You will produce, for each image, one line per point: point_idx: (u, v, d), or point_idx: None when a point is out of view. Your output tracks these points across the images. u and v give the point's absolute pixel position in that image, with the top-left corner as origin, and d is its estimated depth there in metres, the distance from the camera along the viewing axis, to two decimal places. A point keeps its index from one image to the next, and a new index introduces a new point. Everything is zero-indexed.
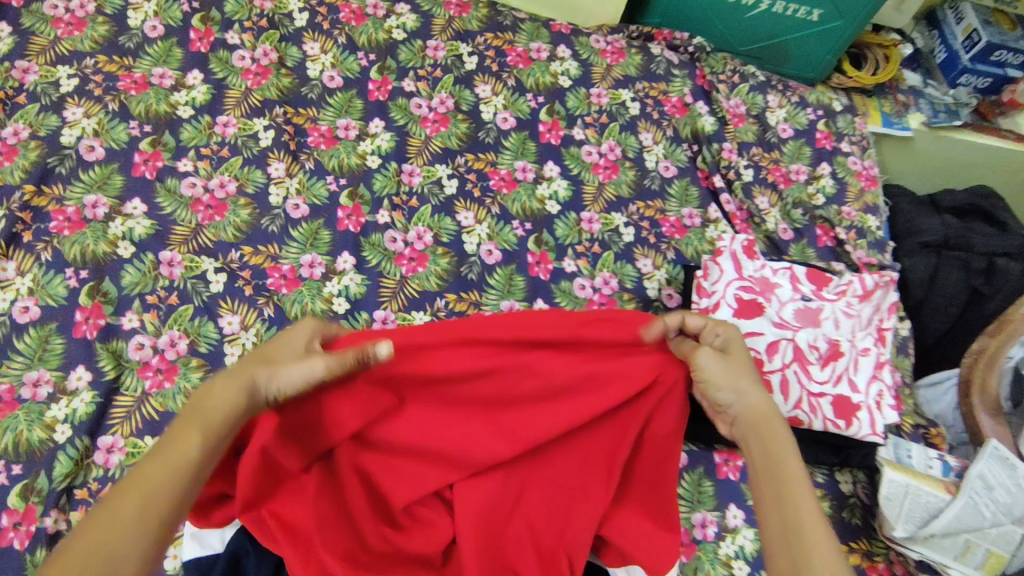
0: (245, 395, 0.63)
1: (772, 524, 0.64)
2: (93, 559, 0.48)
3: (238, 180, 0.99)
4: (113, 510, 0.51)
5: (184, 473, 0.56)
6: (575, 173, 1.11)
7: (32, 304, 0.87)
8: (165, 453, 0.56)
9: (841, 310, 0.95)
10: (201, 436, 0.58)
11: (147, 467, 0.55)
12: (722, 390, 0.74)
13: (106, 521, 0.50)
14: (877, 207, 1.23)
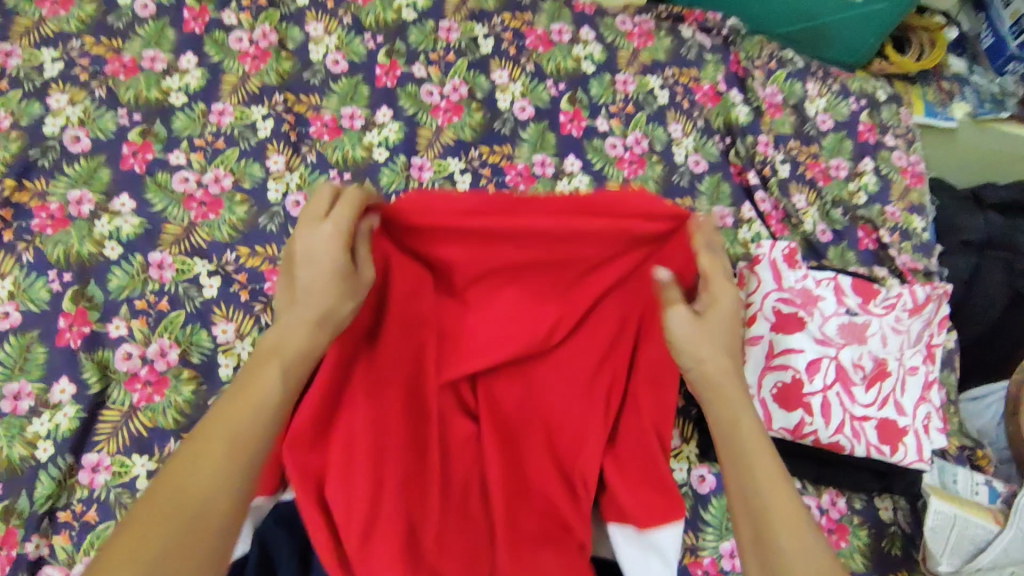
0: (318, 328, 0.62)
1: (736, 490, 0.61)
2: (178, 494, 0.51)
3: (235, 175, 0.92)
4: (201, 459, 0.52)
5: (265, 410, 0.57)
6: (598, 168, 1.03)
7: (13, 310, 0.81)
8: (247, 389, 0.57)
9: (889, 326, 0.87)
10: (280, 371, 0.59)
11: (225, 413, 0.55)
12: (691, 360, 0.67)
13: (191, 451, 0.53)
14: (923, 206, 1.13)
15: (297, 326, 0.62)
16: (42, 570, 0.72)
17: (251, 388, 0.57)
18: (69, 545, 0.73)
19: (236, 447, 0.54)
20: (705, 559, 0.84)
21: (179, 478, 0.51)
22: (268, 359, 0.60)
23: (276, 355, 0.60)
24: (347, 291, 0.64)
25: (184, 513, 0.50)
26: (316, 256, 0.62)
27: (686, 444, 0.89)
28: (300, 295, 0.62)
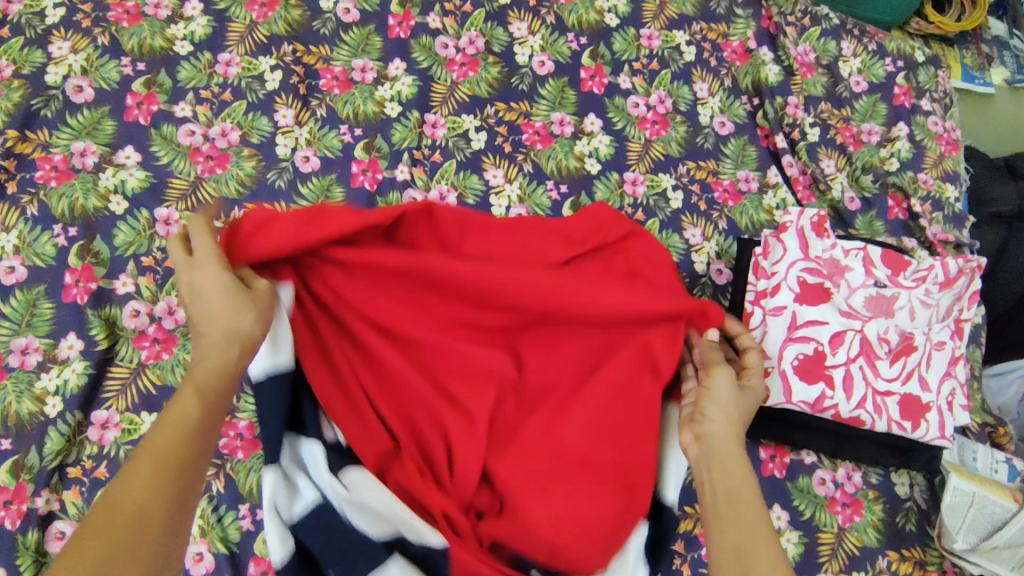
0: (233, 348, 0.60)
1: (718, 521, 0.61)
2: (113, 524, 0.48)
3: (242, 129, 0.89)
4: (128, 479, 0.51)
5: (190, 436, 0.54)
6: (619, 128, 0.99)
7: (18, 265, 0.79)
8: (168, 420, 0.54)
9: (919, 299, 0.83)
10: (197, 397, 0.56)
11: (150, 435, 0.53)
12: (711, 406, 0.69)
13: (119, 489, 0.50)
14: (956, 174, 1.09)
15: (208, 347, 0.59)
16: (52, 525, 0.72)
17: (171, 410, 0.55)
18: (80, 500, 0.73)
19: (163, 464, 0.52)
20: None
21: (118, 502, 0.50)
22: (189, 384, 0.57)
23: (195, 374, 0.58)
24: (244, 299, 0.61)
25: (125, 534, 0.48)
26: (206, 281, 0.61)
27: None
28: (201, 322, 0.60)
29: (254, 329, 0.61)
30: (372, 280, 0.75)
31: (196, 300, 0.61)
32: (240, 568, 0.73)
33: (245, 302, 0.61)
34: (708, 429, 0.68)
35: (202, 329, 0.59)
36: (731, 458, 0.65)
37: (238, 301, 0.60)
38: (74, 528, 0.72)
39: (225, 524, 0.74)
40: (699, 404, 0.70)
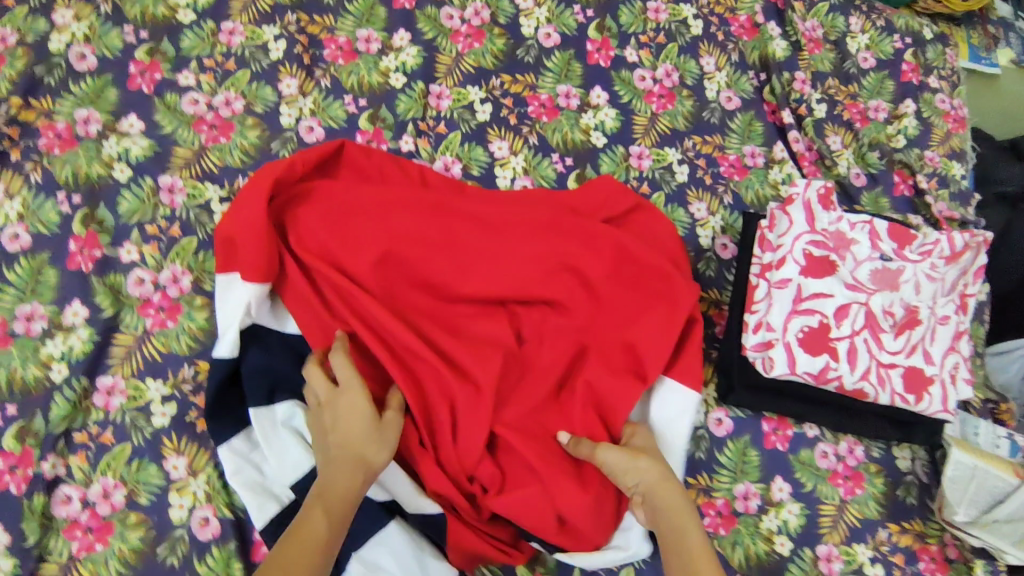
0: (357, 469, 0.65)
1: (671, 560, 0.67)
2: None
3: (246, 98, 0.88)
4: None
5: (320, 553, 0.59)
6: (626, 101, 0.98)
7: (22, 232, 0.79)
8: (298, 536, 0.59)
9: (924, 273, 0.84)
10: (324, 511, 0.62)
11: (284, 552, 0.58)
12: (623, 476, 0.71)
13: None
14: (963, 152, 1.08)
15: (342, 468, 0.64)
16: (58, 489, 0.72)
17: (303, 526, 0.60)
18: (86, 465, 0.73)
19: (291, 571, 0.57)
20: (718, 500, 0.83)
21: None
22: (315, 500, 0.62)
23: (328, 494, 0.63)
24: (376, 437, 0.67)
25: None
26: (347, 414, 0.67)
27: (706, 386, 0.88)
28: (335, 451, 0.66)
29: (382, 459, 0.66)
30: (374, 252, 0.76)
31: (332, 423, 0.68)
32: (245, 533, 0.74)
33: (375, 436, 0.67)
34: (646, 489, 0.70)
35: (335, 461, 0.65)
36: (672, 513, 0.68)
37: (369, 435, 0.66)
38: (80, 493, 0.72)
39: (231, 490, 0.75)
40: (619, 477, 0.71)
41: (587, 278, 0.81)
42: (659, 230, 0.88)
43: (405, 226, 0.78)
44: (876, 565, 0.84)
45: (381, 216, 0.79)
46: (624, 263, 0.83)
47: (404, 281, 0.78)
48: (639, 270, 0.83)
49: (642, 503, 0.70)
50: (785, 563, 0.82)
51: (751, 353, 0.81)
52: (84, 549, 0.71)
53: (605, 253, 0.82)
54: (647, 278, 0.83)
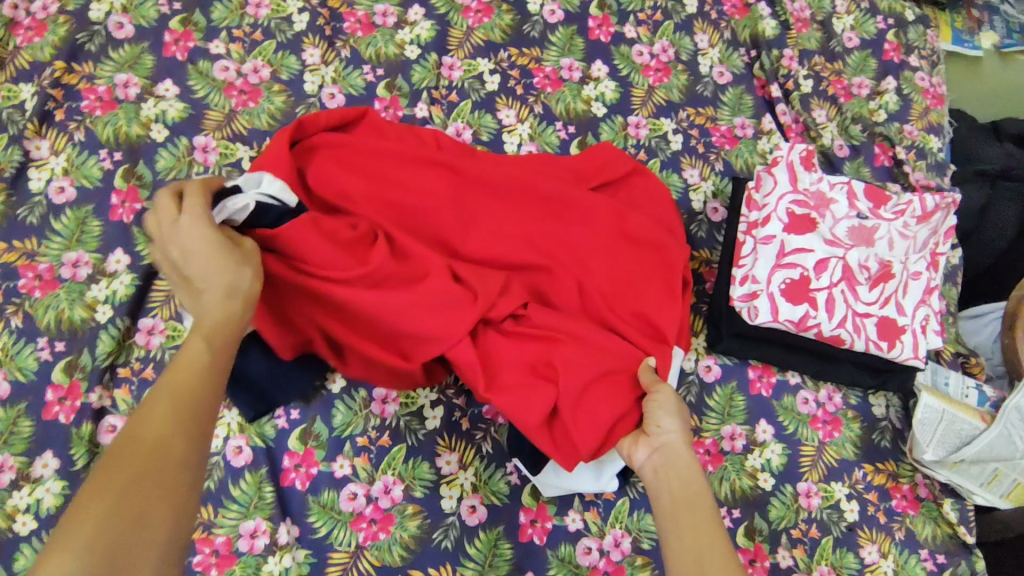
0: (227, 292, 0.59)
1: (672, 509, 0.66)
2: (133, 491, 0.47)
3: (272, 66, 0.95)
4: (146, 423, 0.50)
5: (201, 378, 0.55)
6: (624, 75, 1.05)
7: (68, 185, 0.85)
8: (177, 367, 0.55)
9: (897, 230, 0.91)
10: (204, 342, 0.57)
11: (165, 382, 0.53)
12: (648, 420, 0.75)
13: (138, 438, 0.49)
14: (941, 127, 1.15)
15: (207, 298, 0.59)
16: (104, 419, 0.78)
17: (183, 356, 0.56)
18: (129, 398, 0.80)
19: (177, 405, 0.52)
20: (707, 440, 0.90)
21: (136, 435, 0.49)
22: (194, 333, 0.57)
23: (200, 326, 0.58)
24: (239, 255, 0.61)
25: (142, 459, 0.48)
26: (196, 238, 0.59)
27: (695, 337, 0.96)
28: (200, 282, 0.59)
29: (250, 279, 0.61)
30: (391, 202, 0.82)
31: (191, 249, 0.59)
32: (274, 461, 0.80)
33: (238, 256, 0.61)
34: (664, 438, 0.73)
35: (202, 286, 0.59)
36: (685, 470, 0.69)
37: (228, 254, 0.60)
38: (124, 423, 0.79)
39: (261, 422, 0.82)
40: (650, 413, 0.75)
41: (589, 242, 0.86)
42: (660, 199, 0.94)
43: (416, 186, 0.84)
44: (852, 501, 0.91)
45: (394, 177, 0.84)
46: (625, 232, 0.88)
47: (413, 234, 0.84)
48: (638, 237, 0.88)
49: (658, 447, 0.73)
50: (768, 497, 0.89)
51: (738, 303, 0.88)
52: None
53: (603, 223, 0.87)
54: (643, 244, 0.88)
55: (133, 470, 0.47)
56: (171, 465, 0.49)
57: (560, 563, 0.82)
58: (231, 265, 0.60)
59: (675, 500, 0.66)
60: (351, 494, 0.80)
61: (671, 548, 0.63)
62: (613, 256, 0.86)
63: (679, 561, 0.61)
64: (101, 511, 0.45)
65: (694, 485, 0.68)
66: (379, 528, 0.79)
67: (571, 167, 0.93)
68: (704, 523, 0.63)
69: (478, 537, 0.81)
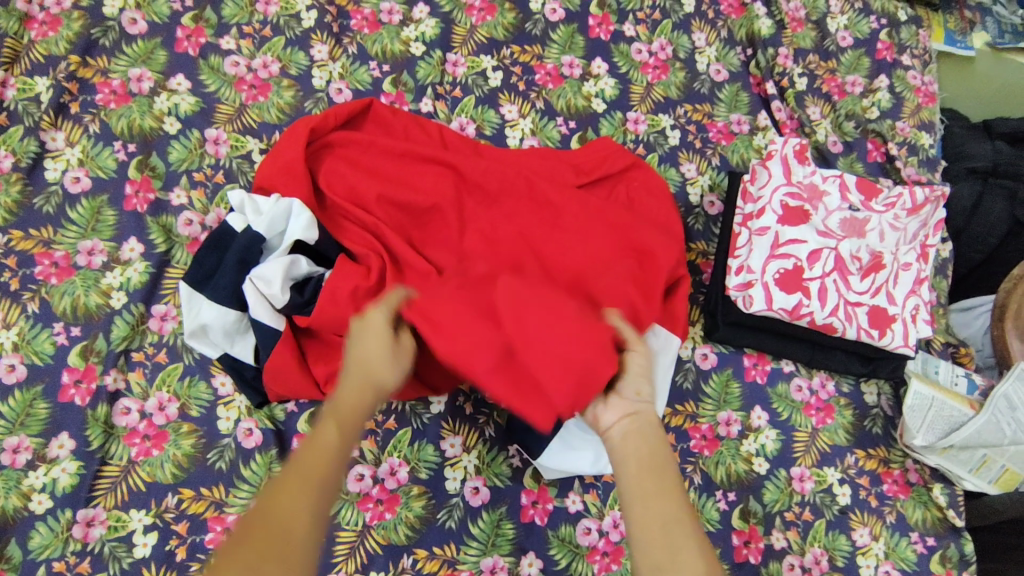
0: (370, 392, 0.65)
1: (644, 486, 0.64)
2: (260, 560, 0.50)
3: (281, 62, 0.98)
4: (280, 502, 0.55)
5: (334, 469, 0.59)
6: (624, 72, 1.08)
7: (83, 176, 0.88)
8: (313, 449, 0.59)
9: (888, 222, 0.93)
10: (337, 430, 0.61)
11: (300, 466, 0.57)
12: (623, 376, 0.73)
13: (273, 515, 0.54)
14: (932, 124, 1.18)
15: (351, 386, 0.64)
16: (118, 401, 0.81)
17: (315, 442, 0.59)
18: (143, 381, 0.82)
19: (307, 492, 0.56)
20: (703, 425, 0.93)
21: (268, 520, 0.53)
22: (330, 418, 0.62)
23: (337, 412, 0.62)
24: (390, 360, 0.67)
25: (270, 552, 0.51)
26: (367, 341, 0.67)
27: (692, 326, 0.98)
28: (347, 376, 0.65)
29: (393, 381, 0.67)
30: (388, 194, 0.86)
31: (362, 347, 0.67)
32: (285, 442, 0.83)
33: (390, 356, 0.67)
34: (638, 407, 0.71)
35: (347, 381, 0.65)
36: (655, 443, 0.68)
37: (384, 358, 0.66)
38: (138, 405, 0.81)
39: (271, 406, 0.84)
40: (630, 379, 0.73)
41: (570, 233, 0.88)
42: (661, 198, 0.97)
43: (417, 186, 0.88)
44: (844, 485, 0.94)
45: (398, 173, 0.88)
46: (613, 234, 0.89)
47: (413, 230, 0.87)
48: (625, 240, 0.89)
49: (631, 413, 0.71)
50: (762, 481, 0.92)
51: (734, 292, 0.91)
52: (142, 454, 0.79)
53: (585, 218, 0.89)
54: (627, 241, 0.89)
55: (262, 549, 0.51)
56: (298, 563, 0.52)
57: (560, 543, 0.84)
58: (379, 361, 0.66)
59: (644, 475, 0.65)
60: (358, 475, 0.82)
61: (639, 529, 0.62)
62: (599, 255, 0.87)
63: (651, 539, 0.61)
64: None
65: (663, 462, 0.67)
66: (385, 508, 0.82)
67: (571, 164, 0.96)
68: (676, 508, 0.63)
69: (481, 517, 0.83)
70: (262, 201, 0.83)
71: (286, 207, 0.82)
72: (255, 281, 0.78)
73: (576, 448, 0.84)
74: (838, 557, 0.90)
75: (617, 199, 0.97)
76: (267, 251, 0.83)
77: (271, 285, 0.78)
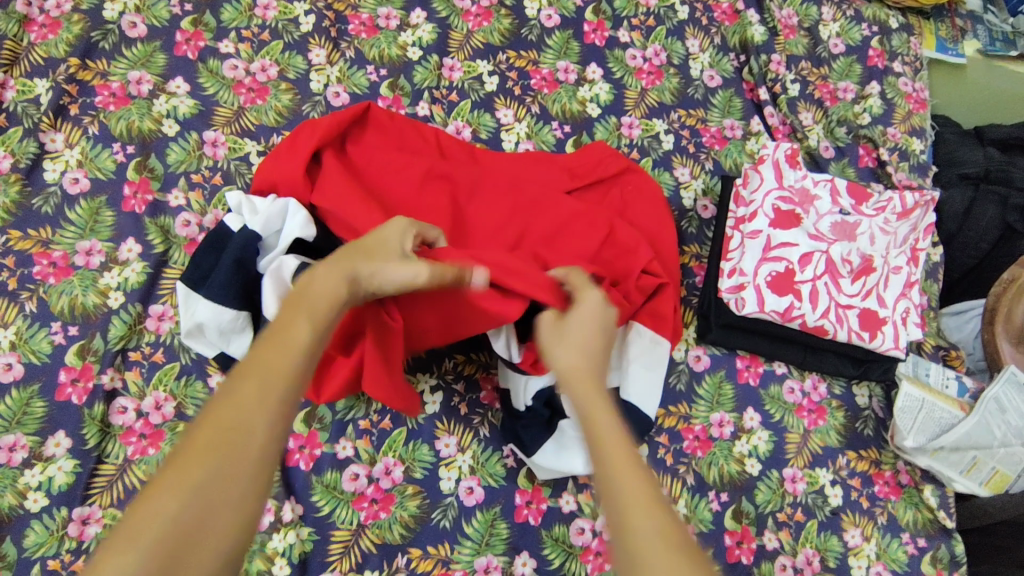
0: (347, 283, 0.65)
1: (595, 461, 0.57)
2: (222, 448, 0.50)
3: (280, 65, 0.99)
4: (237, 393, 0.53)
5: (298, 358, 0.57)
6: (618, 77, 1.09)
7: (82, 177, 0.89)
8: (278, 341, 0.58)
9: (879, 226, 0.94)
10: (308, 324, 0.60)
11: (261, 359, 0.56)
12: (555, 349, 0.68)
13: (228, 406, 0.52)
14: (923, 130, 1.20)
15: (330, 278, 0.65)
16: (115, 400, 0.81)
17: (283, 335, 0.59)
18: (140, 380, 0.82)
19: (273, 389, 0.54)
20: (696, 426, 0.93)
21: (224, 415, 0.51)
22: (301, 310, 0.61)
23: (309, 306, 0.62)
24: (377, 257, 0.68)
25: (227, 454, 0.50)
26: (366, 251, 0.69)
27: (685, 328, 0.99)
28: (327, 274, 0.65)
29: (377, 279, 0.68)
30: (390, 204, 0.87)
31: (379, 248, 0.70)
32: None
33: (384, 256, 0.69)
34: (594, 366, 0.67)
35: (327, 275, 0.65)
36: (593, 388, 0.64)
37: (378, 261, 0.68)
38: (135, 404, 0.81)
39: None
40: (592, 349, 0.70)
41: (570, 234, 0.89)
42: (657, 205, 0.98)
43: (415, 194, 0.89)
44: (836, 486, 0.95)
45: (397, 176, 0.89)
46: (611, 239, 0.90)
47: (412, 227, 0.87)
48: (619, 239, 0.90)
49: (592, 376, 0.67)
50: (754, 482, 0.92)
51: (726, 294, 0.92)
52: (138, 453, 0.79)
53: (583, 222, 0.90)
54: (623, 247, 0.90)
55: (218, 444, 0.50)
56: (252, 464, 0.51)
57: (554, 543, 0.85)
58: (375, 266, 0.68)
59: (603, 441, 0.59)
60: (353, 475, 0.83)
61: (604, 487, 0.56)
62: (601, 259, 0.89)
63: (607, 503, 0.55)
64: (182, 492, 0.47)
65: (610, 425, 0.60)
66: (379, 508, 0.82)
67: (565, 168, 0.98)
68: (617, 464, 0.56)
69: (475, 516, 0.84)
70: (259, 201, 0.84)
71: (282, 208, 0.83)
72: (279, 269, 0.78)
73: (568, 449, 0.85)
74: (830, 558, 0.91)
75: (611, 202, 0.98)
76: (264, 252, 0.83)
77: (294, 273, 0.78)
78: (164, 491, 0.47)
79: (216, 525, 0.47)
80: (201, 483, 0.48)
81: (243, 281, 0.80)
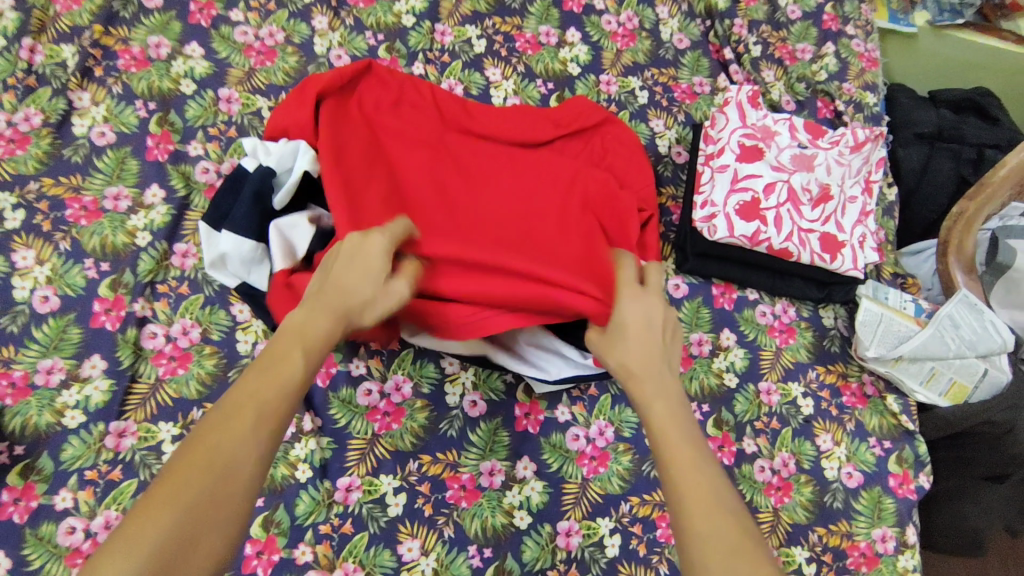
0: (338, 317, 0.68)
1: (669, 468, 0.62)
2: (209, 472, 0.52)
3: (286, 32, 1.08)
4: (231, 422, 0.55)
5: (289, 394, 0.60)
6: (595, 40, 1.19)
7: (108, 131, 0.96)
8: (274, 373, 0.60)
9: (833, 158, 1.05)
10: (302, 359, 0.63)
11: (255, 388, 0.58)
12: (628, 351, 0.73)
13: (221, 431, 0.55)
14: (875, 85, 1.31)
15: (323, 307, 0.67)
16: (146, 326, 0.88)
17: (279, 366, 0.61)
18: (168, 309, 0.90)
19: (263, 421, 0.57)
20: None
21: (213, 442, 0.54)
22: (296, 340, 0.64)
23: (299, 338, 0.64)
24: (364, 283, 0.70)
25: (212, 484, 0.52)
26: (352, 270, 0.71)
27: (665, 260, 1.08)
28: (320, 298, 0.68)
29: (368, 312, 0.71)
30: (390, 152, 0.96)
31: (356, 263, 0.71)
32: None
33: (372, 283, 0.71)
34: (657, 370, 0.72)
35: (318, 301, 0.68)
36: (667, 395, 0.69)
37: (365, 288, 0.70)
38: (164, 330, 0.89)
39: None
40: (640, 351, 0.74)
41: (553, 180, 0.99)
42: (634, 151, 1.07)
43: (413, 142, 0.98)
44: (807, 397, 1.04)
45: (396, 127, 0.98)
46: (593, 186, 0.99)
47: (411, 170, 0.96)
48: (604, 194, 0.98)
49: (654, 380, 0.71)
50: (732, 393, 1.01)
51: (699, 223, 1.01)
52: (169, 372, 0.87)
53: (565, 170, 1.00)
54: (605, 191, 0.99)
55: (208, 470, 0.52)
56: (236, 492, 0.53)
57: (552, 449, 0.93)
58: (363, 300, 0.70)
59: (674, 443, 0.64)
60: (367, 390, 0.91)
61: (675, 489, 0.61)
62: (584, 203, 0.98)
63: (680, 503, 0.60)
64: (168, 516, 0.49)
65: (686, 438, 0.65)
66: (391, 419, 0.90)
67: (549, 120, 1.07)
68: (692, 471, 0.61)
69: (480, 426, 0.92)
70: (272, 145, 0.94)
71: (294, 148, 0.92)
72: (292, 229, 0.87)
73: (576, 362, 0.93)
74: (804, 460, 0.99)
75: (593, 150, 1.07)
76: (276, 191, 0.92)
77: (306, 239, 0.88)
78: (153, 507, 0.50)
79: (203, 549, 0.50)
80: (190, 509, 0.50)
81: (262, 215, 0.88)
